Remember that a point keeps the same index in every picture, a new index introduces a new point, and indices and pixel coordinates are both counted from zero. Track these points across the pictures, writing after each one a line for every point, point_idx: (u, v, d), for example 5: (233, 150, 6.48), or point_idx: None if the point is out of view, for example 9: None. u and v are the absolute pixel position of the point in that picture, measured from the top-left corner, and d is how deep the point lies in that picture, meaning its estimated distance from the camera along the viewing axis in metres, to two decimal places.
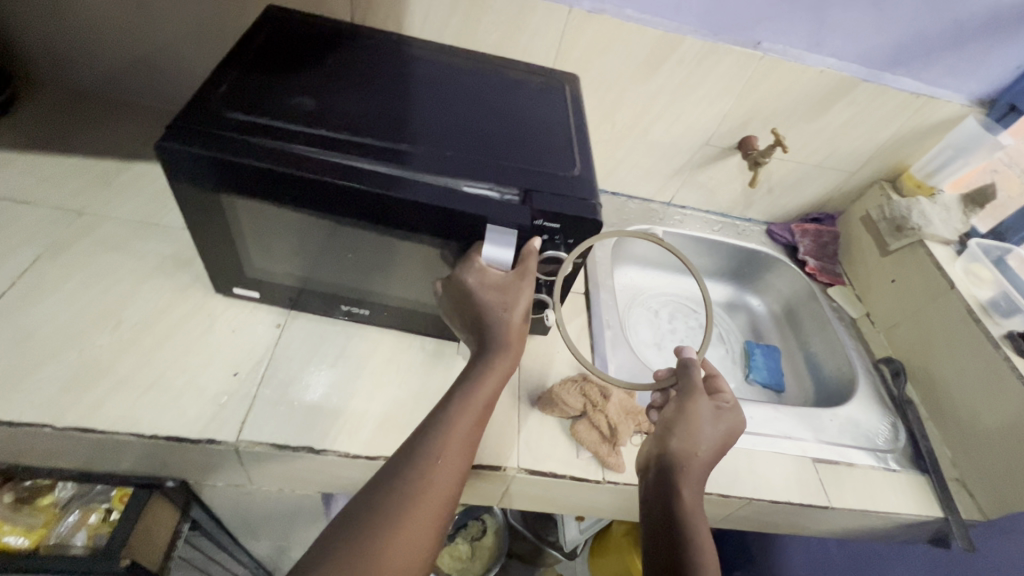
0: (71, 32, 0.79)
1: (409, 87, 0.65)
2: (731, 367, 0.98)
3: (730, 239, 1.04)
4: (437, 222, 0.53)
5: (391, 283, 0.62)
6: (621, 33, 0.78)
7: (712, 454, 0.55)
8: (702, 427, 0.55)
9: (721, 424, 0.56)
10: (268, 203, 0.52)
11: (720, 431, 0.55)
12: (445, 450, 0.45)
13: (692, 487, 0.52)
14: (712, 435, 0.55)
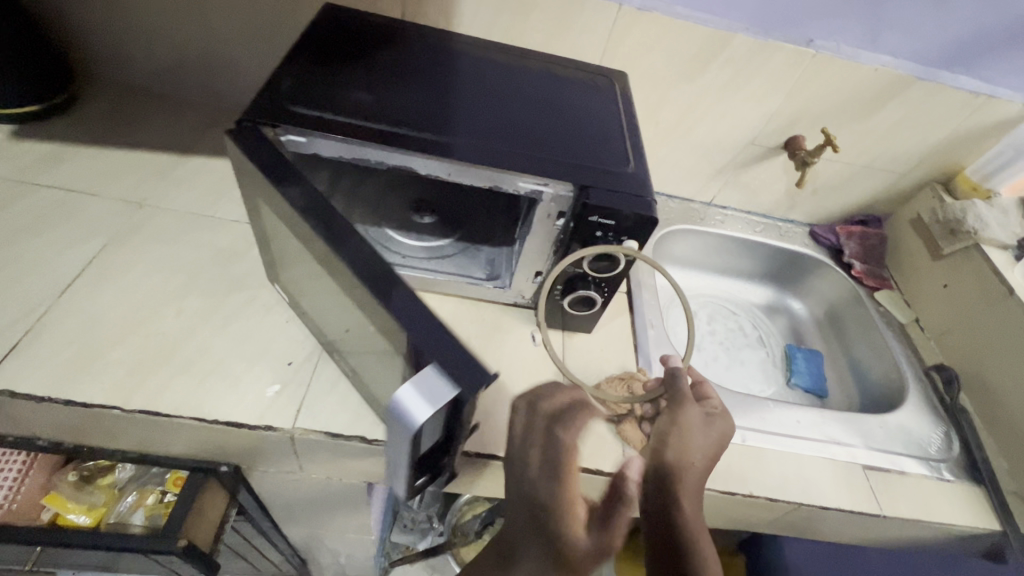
0: (134, 30, 0.82)
1: (463, 82, 0.65)
2: (772, 371, 0.96)
3: (773, 241, 1.02)
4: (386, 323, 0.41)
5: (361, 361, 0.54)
6: (671, 31, 0.77)
7: (707, 461, 0.57)
8: (692, 436, 0.57)
9: (712, 431, 0.58)
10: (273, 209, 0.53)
11: (712, 437, 0.58)
12: None
13: (691, 497, 0.54)
14: (703, 440, 0.57)
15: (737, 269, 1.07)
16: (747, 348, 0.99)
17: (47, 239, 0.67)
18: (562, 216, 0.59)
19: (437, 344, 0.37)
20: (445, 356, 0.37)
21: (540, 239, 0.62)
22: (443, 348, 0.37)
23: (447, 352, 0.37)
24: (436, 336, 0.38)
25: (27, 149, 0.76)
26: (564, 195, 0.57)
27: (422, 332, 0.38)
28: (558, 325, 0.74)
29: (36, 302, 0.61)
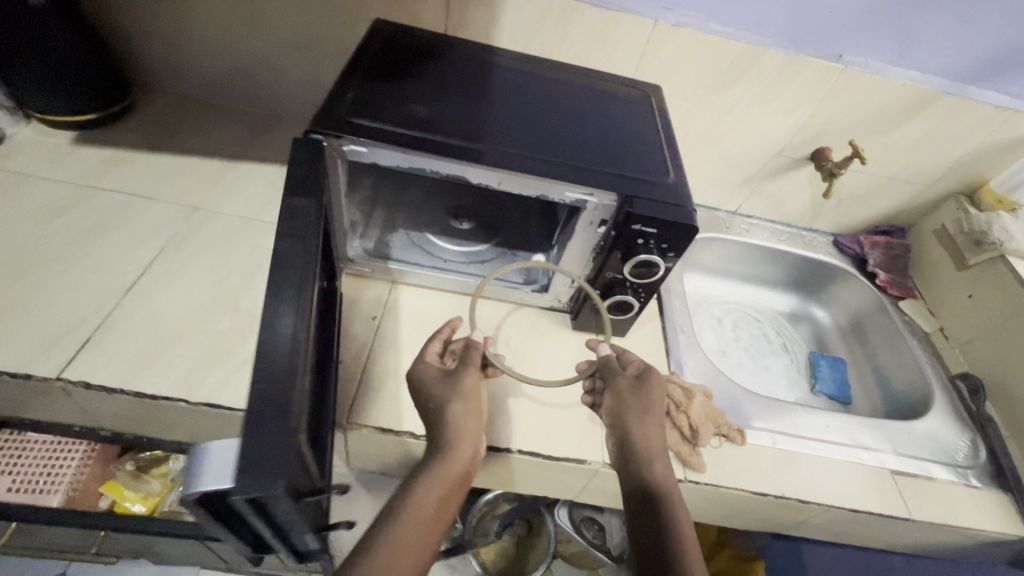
0: (188, 42, 0.86)
1: (507, 95, 0.68)
2: (796, 377, 0.98)
3: (797, 249, 1.04)
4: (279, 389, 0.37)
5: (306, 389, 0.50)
6: (703, 46, 0.80)
7: (653, 424, 0.60)
8: (631, 406, 0.61)
9: (644, 396, 0.61)
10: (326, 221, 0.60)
11: (647, 402, 0.61)
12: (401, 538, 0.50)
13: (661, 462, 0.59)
14: (638, 406, 0.61)
15: (762, 277, 1.09)
16: (771, 354, 1.01)
17: (111, 241, 0.70)
18: (604, 224, 0.62)
19: (262, 448, 0.34)
20: (261, 466, 0.34)
21: (580, 245, 0.65)
22: (272, 461, 0.34)
23: (269, 457, 0.34)
24: (272, 444, 0.35)
25: (89, 154, 0.81)
26: (607, 205, 0.59)
27: (271, 438, 0.35)
28: (592, 327, 0.77)
29: (104, 300, 0.65)
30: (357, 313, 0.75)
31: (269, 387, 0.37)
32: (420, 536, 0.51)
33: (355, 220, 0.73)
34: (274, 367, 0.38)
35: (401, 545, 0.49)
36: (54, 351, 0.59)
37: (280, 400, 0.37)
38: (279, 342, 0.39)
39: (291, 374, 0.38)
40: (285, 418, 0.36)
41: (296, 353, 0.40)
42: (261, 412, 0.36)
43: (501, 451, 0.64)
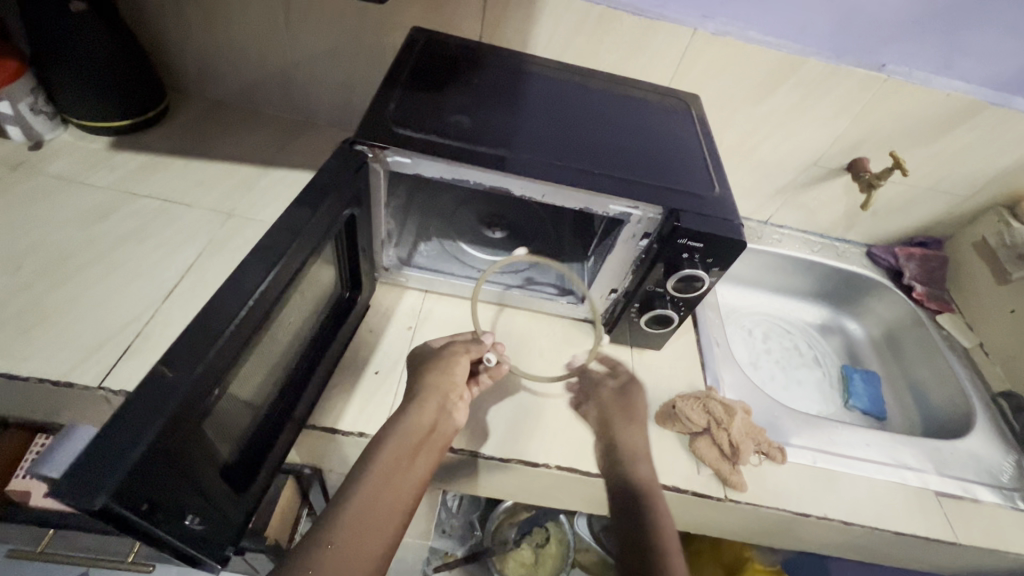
0: (224, 48, 0.87)
1: (547, 104, 0.68)
2: (829, 391, 0.96)
3: (830, 261, 1.02)
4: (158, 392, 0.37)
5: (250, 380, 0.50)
6: (743, 55, 0.79)
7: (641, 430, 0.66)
8: (617, 412, 0.67)
9: (635, 403, 0.68)
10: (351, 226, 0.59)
11: (637, 411, 0.68)
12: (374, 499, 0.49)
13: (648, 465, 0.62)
14: (624, 414, 0.67)
15: (793, 288, 1.07)
16: (803, 367, 0.99)
17: (149, 247, 0.71)
18: (647, 236, 0.61)
19: (103, 452, 0.34)
20: (94, 467, 0.33)
21: (621, 257, 0.64)
22: (107, 464, 0.33)
23: (109, 459, 0.33)
24: (117, 449, 0.34)
25: (125, 160, 0.81)
26: (652, 217, 0.58)
27: (122, 435, 0.34)
28: (627, 340, 0.76)
29: (143, 307, 0.65)
30: (391, 322, 0.74)
31: (151, 393, 0.36)
32: (393, 503, 0.50)
33: (390, 228, 0.72)
34: (168, 375, 0.37)
35: (370, 519, 0.48)
36: (96, 358, 0.59)
37: (152, 409, 0.36)
38: (190, 356, 0.38)
39: (178, 387, 0.37)
40: (147, 429, 0.35)
41: (207, 371, 0.38)
42: (129, 413, 0.35)
43: (539, 466, 0.63)
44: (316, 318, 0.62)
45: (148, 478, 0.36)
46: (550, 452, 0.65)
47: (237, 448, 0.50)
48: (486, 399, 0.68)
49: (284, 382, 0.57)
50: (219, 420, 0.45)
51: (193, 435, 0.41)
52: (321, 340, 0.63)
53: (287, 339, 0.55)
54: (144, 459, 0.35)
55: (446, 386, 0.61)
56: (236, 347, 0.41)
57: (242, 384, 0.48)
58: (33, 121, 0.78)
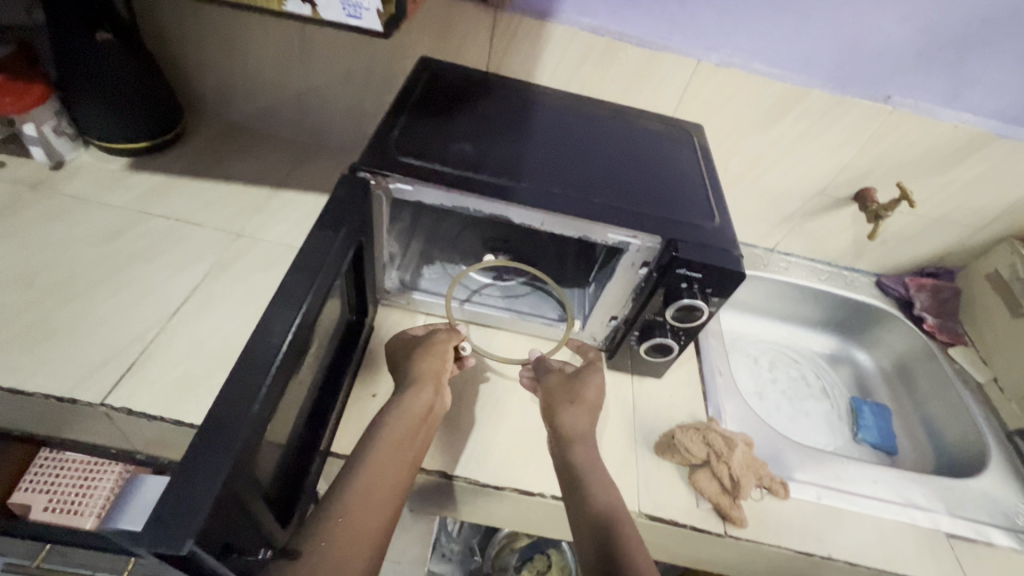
0: (241, 73, 0.90)
1: (551, 133, 0.69)
2: (837, 424, 0.94)
3: (838, 290, 1.01)
4: (215, 429, 0.38)
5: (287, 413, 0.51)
6: (746, 86, 0.79)
7: (587, 418, 0.62)
8: (563, 401, 0.63)
9: (585, 389, 0.64)
10: (360, 255, 0.60)
11: (586, 395, 0.63)
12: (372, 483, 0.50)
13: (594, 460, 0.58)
14: (570, 404, 0.62)
15: (800, 317, 1.06)
16: (810, 398, 0.97)
17: (158, 266, 0.72)
18: (646, 265, 0.61)
19: (182, 498, 0.35)
20: (175, 517, 0.34)
21: (621, 285, 0.64)
22: (188, 509, 0.34)
23: (188, 505, 0.35)
24: (195, 492, 0.35)
25: (141, 181, 0.83)
26: (651, 247, 0.58)
27: (185, 484, 0.35)
28: (626, 367, 0.75)
29: (149, 325, 0.66)
30: (391, 344, 0.75)
31: (215, 437, 0.37)
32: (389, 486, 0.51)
33: (393, 251, 0.73)
34: (229, 419, 0.38)
35: (372, 500, 0.49)
36: (99, 375, 0.60)
37: (217, 452, 0.37)
38: (239, 394, 0.39)
39: (241, 429, 0.38)
40: (218, 470, 0.36)
41: (262, 410, 0.40)
42: (197, 458, 0.36)
43: (535, 495, 0.62)
44: (332, 346, 0.63)
45: (223, 517, 0.37)
46: (546, 481, 0.64)
47: (280, 476, 0.51)
48: (482, 425, 0.68)
49: (310, 413, 0.58)
50: (267, 455, 0.46)
51: (252, 475, 0.41)
52: (335, 369, 0.64)
53: (310, 371, 0.56)
54: (220, 501, 0.36)
55: (420, 369, 0.62)
56: (280, 385, 0.43)
57: (282, 416, 0.49)
58: (55, 142, 0.81)
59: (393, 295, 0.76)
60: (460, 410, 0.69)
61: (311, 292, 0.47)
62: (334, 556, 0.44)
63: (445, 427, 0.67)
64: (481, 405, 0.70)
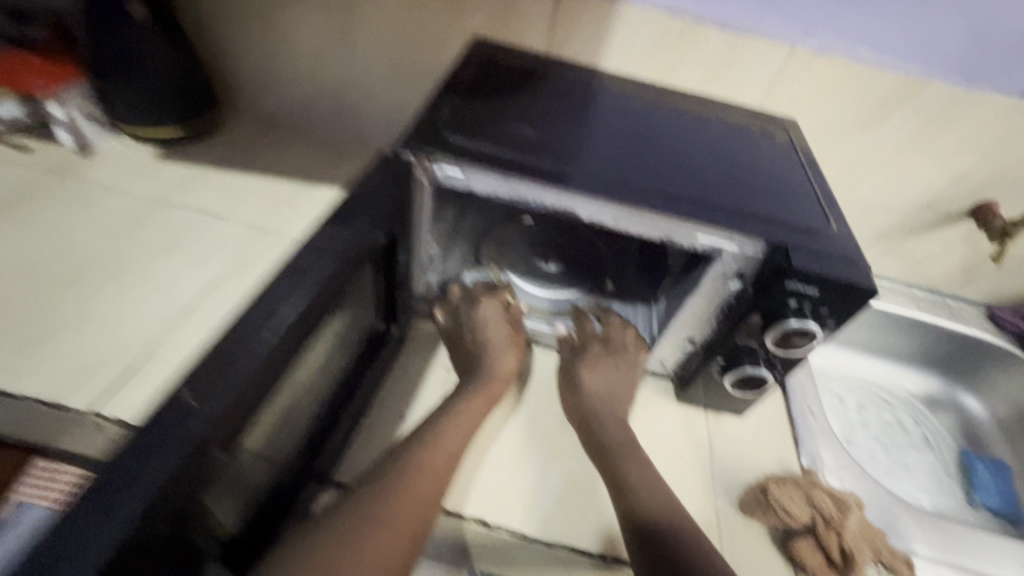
0: (281, 61, 0.84)
1: (623, 119, 0.59)
2: (945, 480, 0.79)
3: (943, 320, 0.86)
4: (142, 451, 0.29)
5: (272, 429, 0.42)
6: (848, 77, 0.68)
7: (607, 392, 0.60)
8: (584, 369, 0.62)
9: (605, 360, 0.62)
10: (389, 252, 0.51)
11: (605, 368, 0.62)
12: (415, 474, 0.45)
13: (655, 491, 0.49)
14: (596, 375, 0.61)
15: (894, 350, 0.91)
16: (910, 448, 0.82)
17: (175, 260, 0.65)
18: (740, 277, 0.49)
19: (76, 542, 0.26)
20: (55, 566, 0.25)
21: (701, 301, 0.53)
22: (77, 558, 0.26)
23: (78, 553, 0.26)
24: (94, 536, 0.26)
25: (168, 169, 0.78)
26: (750, 254, 0.48)
27: (85, 524, 0.27)
28: (699, 399, 0.64)
29: (157, 324, 0.59)
30: (426, 359, 0.65)
31: (144, 462, 0.29)
32: (427, 486, 0.45)
33: (432, 253, 0.62)
34: (166, 442, 0.30)
35: (410, 488, 0.44)
36: (95, 379, 0.53)
37: (142, 483, 0.28)
38: (205, 403, 0.32)
39: (175, 454, 0.30)
40: (136, 507, 0.28)
41: (215, 429, 0.31)
42: (114, 487, 0.28)
43: (589, 558, 0.50)
44: (348, 356, 0.54)
45: (134, 575, 0.28)
46: (605, 539, 0.52)
47: (246, 516, 0.41)
48: (529, 462, 0.57)
49: (304, 436, 0.48)
50: (229, 487, 0.37)
51: (192, 518, 0.32)
52: (352, 381, 0.55)
53: (318, 378, 0.48)
54: (130, 552, 0.27)
55: (498, 357, 0.60)
56: (254, 397, 0.35)
57: (262, 438, 0.40)
58: (84, 127, 0.76)
59: (423, 300, 0.67)
60: (504, 443, 0.58)
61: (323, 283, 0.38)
62: (363, 547, 0.39)
63: (485, 462, 0.56)
64: (529, 437, 0.59)
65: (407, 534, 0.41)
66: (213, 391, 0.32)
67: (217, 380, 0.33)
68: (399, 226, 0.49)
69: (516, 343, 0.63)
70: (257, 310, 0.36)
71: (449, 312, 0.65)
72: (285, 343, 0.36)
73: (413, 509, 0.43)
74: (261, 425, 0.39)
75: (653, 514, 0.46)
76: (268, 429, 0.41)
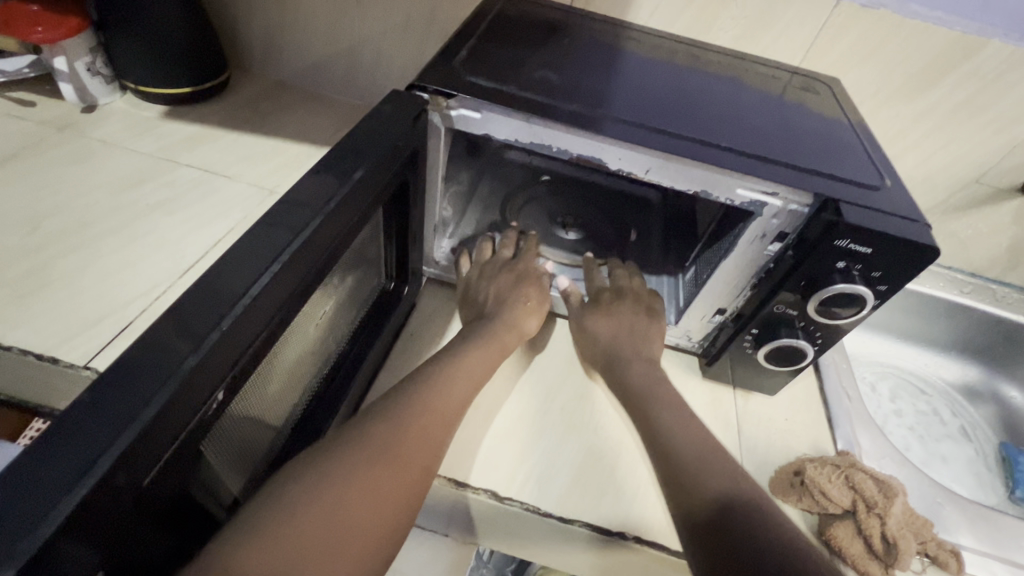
0: (292, 20, 0.81)
1: (653, 71, 0.56)
2: (984, 473, 0.73)
3: (985, 305, 0.81)
4: (129, 372, 0.26)
5: (273, 377, 0.39)
6: (897, 35, 0.63)
7: (623, 336, 0.55)
8: (594, 317, 0.57)
9: (620, 308, 0.57)
10: (400, 198, 0.48)
11: (620, 315, 0.57)
12: (424, 416, 0.43)
13: (688, 437, 0.45)
14: (608, 322, 0.56)
15: (931, 338, 0.86)
16: (946, 439, 0.77)
17: (179, 218, 0.63)
18: (780, 240, 0.46)
19: (30, 487, 0.22)
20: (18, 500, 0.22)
21: (735, 266, 0.49)
22: (29, 505, 0.22)
23: (31, 501, 0.22)
24: (54, 480, 0.22)
25: (175, 129, 0.75)
26: (796, 210, 0.43)
27: (57, 456, 0.23)
28: (727, 378, 0.59)
29: (157, 281, 0.56)
30: (438, 327, 0.62)
31: (116, 398, 0.25)
32: (435, 429, 0.43)
33: (446, 215, 0.61)
34: (153, 369, 0.26)
35: (422, 430, 0.42)
36: (89, 334, 0.51)
37: (108, 423, 0.24)
38: (189, 331, 0.28)
39: (156, 391, 0.26)
40: (103, 450, 0.23)
41: (205, 366, 0.28)
42: (78, 424, 0.24)
43: (611, 536, 0.47)
44: (356, 318, 0.52)
45: (103, 529, 0.24)
46: (628, 516, 0.48)
47: (249, 477, 0.40)
48: (545, 435, 0.53)
49: (311, 399, 0.47)
50: (228, 445, 0.35)
51: (180, 471, 0.29)
52: (359, 341, 0.52)
53: (322, 333, 0.45)
54: (95, 502, 0.23)
55: (519, 316, 0.56)
56: (252, 329, 0.31)
57: (264, 396, 0.38)
58: (89, 83, 0.73)
59: (445, 269, 0.63)
60: (517, 415, 0.55)
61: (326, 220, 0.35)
62: (372, 484, 0.36)
63: (497, 434, 0.53)
64: (545, 410, 0.56)
65: (417, 474, 0.39)
66: (201, 319, 0.29)
67: (207, 306, 0.29)
68: (410, 166, 0.46)
69: (540, 309, 0.58)
70: (255, 235, 0.33)
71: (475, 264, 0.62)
72: (291, 283, 0.33)
73: (423, 454, 0.41)
74: (263, 381, 0.37)
75: (692, 465, 0.43)
76: (268, 377, 0.38)
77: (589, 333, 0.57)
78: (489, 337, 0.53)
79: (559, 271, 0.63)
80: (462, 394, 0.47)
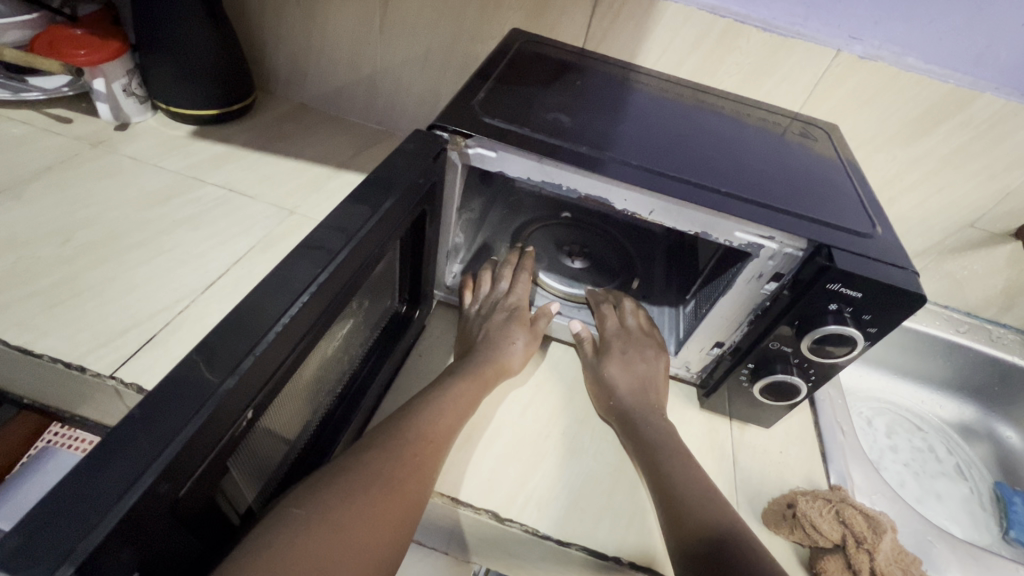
0: (317, 48, 0.85)
1: (659, 113, 0.59)
2: (978, 511, 0.74)
3: (979, 345, 0.83)
4: (170, 397, 0.29)
5: (296, 393, 0.42)
6: (893, 86, 0.66)
7: (634, 381, 0.57)
8: (611, 363, 0.59)
9: (632, 354, 0.59)
10: (417, 229, 0.51)
11: (634, 363, 0.59)
12: (421, 443, 0.45)
13: (682, 474, 0.48)
14: (627, 373, 0.58)
15: (929, 375, 0.87)
16: (941, 476, 0.78)
17: (203, 235, 0.66)
18: (776, 280, 0.48)
19: (83, 494, 0.25)
20: (66, 512, 0.24)
21: (734, 304, 0.51)
22: (82, 513, 0.24)
23: (84, 509, 0.24)
24: (103, 490, 0.25)
25: (202, 148, 0.78)
26: (791, 253, 0.46)
27: (101, 472, 0.26)
28: (725, 410, 0.61)
29: (181, 295, 0.59)
30: (446, 344, 0.64)
31: (160, 417, 0.28)
32: (430, 455, 0.45)
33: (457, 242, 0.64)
34: (189, 394, 0.29)
35: (417, 455, 0.44)
36: (116, 344, 0.53)
37: (151, 443, 0.27)
38: (229, 353, 0.31)
39: (194, 414, 0.28)
40: (147, 466, 0.26)
41: (239, 387, 0.30)
42: (128, 437, 0.27)
43: (606, 560, 0.48)
44: (370, 337, 0.54)
45: (141, 536, 0.27)
46: (623, 541, 0.49)
47: (263, 488, 0.42)
48: (545, 459, 0.55)
49: (324, 412, 0.49)
50: (248, 456, 0.37)
51: (208, 484, 0.31)
52: (370, 358, 0.55)
53: (341, 352, 0.48)
54: (140, 511, 0.26)
55: (511, 349, 0.58)
56: (281, 353, 0.34)
57: (284, 411, 0.41)
58: (123, 102, 0.77)
59: (452, 293, 0.66)
60: (518, 437, 0.57)
61: (349, 249, 0.38)
62: (374, 506, 0.39)
63: (500, 456, 0.54)
64: (548, 434, 0.57)
65: (415, 498, 0.42)
66: (235, 344, 0.31)
67: (239, 336, 0.31)
68: (428, 200, 0.49)
69: (531, 344, 0.60)
70: (286, 265, 0.36)
71: (481, 292, 0.64)
72: (315, 310, 0.36)
73: (419, 479, 0.43)
74: (287, 396, 0.40)
75: (686, 500, 0.45)
76: (291, 395, 0.41)
77: (598, 374, 0.59)
78: (490, 359, 0.57)
79: (571, 314, 0.64)
80: (454, 419, 0.50)
